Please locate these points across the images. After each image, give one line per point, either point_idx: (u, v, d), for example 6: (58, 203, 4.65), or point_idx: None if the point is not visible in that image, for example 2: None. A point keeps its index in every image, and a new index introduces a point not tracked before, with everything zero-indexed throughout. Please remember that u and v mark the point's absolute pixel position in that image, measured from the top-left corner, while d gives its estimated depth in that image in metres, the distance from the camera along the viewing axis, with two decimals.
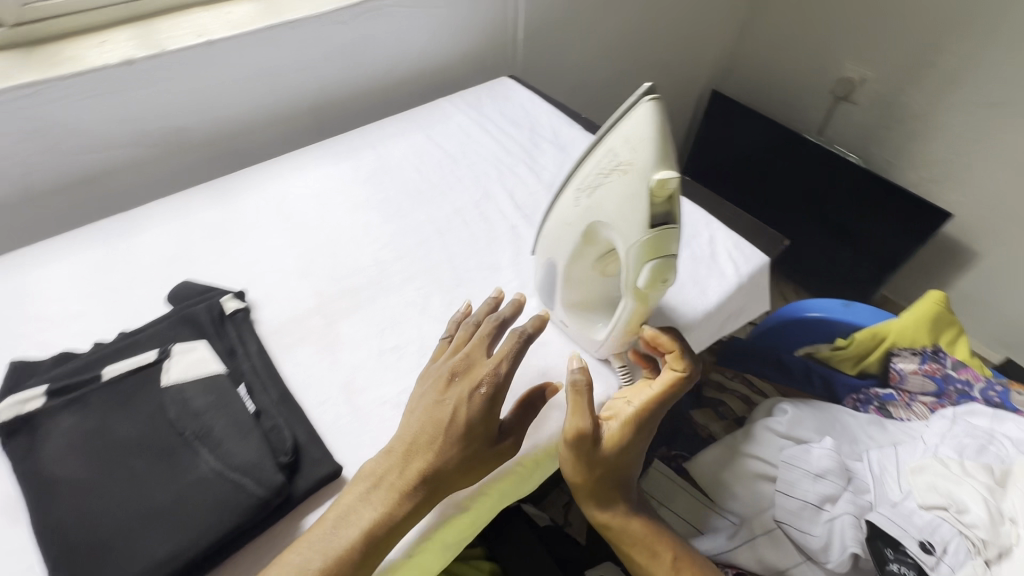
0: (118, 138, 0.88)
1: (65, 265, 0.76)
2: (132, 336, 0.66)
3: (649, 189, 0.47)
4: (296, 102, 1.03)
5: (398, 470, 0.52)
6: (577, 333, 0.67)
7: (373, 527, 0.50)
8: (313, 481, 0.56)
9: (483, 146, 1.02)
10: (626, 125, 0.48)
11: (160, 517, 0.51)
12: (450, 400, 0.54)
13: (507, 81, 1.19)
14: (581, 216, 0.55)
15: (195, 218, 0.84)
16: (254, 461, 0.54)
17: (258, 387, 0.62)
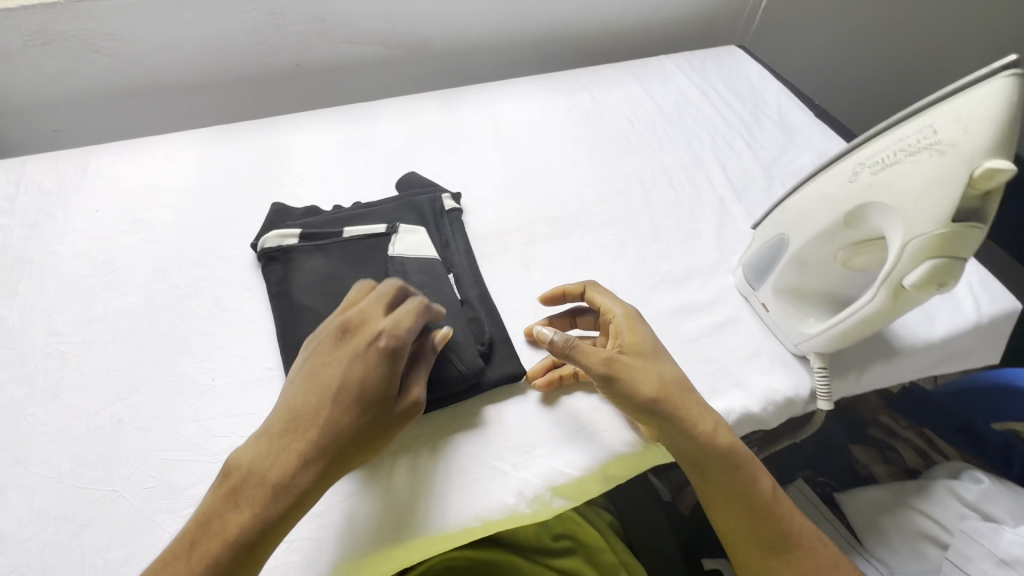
0: (374, 35, 0.96)
1: (316, 136, 0.87)
2: (367, 207, 0.74)
3: (970, 178, 0.44)
4: (525, 33, 1.05)
5: (281, 449, 0.45)
6: (781, 320, 0.63)
7: (244, 530, 0.42)
8: (502, 375, 0.59)
9: (700, 111, 0.97)
10: (963, 101, 0.45)
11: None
12: (341, 365, 0.47)
13: (736, 51, 1.11)
14: (853, 193, 0.52)
15: (423, 120, 0.91)
16: (459, 341, 0.59)
17: (463, 280, 0.67)
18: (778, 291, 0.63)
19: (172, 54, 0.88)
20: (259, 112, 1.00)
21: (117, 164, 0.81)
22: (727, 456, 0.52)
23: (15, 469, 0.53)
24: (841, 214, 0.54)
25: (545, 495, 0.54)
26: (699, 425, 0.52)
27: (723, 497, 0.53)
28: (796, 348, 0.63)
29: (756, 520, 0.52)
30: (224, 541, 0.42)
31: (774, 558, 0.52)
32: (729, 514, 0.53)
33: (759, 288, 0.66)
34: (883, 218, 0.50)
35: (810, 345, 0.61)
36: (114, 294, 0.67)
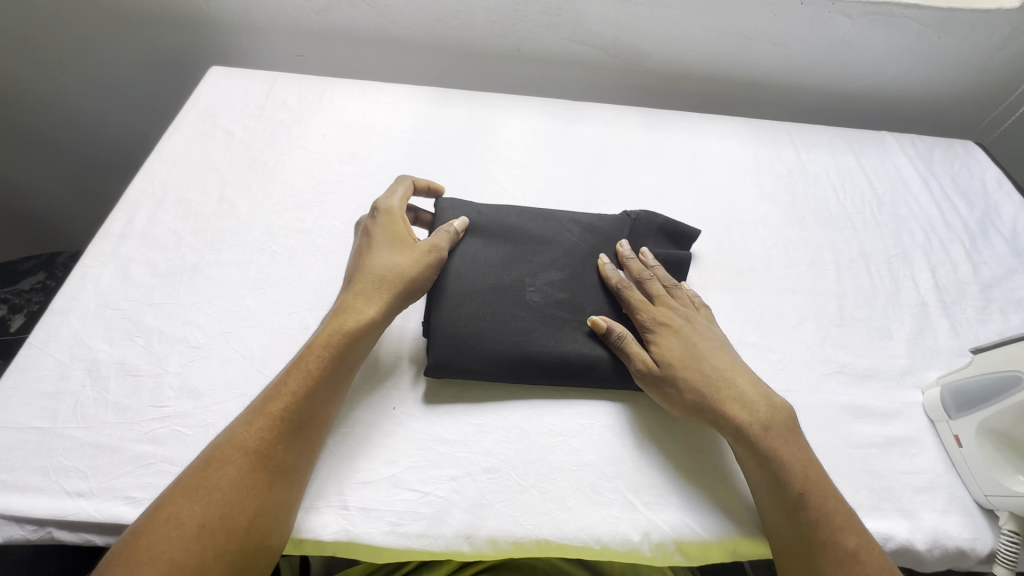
0: (598, 38, 0.97)
1: (520, 121, 0.90)
2: (614, 235, 0.70)
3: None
4: (745, 72, 1.02)
5: (349, 283, 0.59)
6: (976, 463, 0.57)
7: (309, 378, 0.52)
8: (507, 303, 0.61)
9: (917, 202, 0.88)
10: None
11: (490, 313, 0.60)
12: (357, 239, 0.63)
13: (973, 148, 0.99)
14: None
15: (622, 134, 0.91)
16: (522, 302, 0.62)
17: (591, 278, 0.66)
18: (991, 428, 0.56)
19: (417, 14, 0.95)
20: (467, 83, 1.06)
21: (347, 98, 0.89)
22: (779, 441, 0.53)
23: (218, 340, 0.60)
24: None
25: (669, 545, 0.52)
26: (728, 398, 0.55)
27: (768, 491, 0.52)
28: (986, 498, 0.56)
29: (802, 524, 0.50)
30: (337, 332, 0.54)
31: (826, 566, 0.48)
32: (800, 520, 0.50)
33: (953, 421, 0.60)
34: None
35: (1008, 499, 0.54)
36: (322, 213, 0.74)
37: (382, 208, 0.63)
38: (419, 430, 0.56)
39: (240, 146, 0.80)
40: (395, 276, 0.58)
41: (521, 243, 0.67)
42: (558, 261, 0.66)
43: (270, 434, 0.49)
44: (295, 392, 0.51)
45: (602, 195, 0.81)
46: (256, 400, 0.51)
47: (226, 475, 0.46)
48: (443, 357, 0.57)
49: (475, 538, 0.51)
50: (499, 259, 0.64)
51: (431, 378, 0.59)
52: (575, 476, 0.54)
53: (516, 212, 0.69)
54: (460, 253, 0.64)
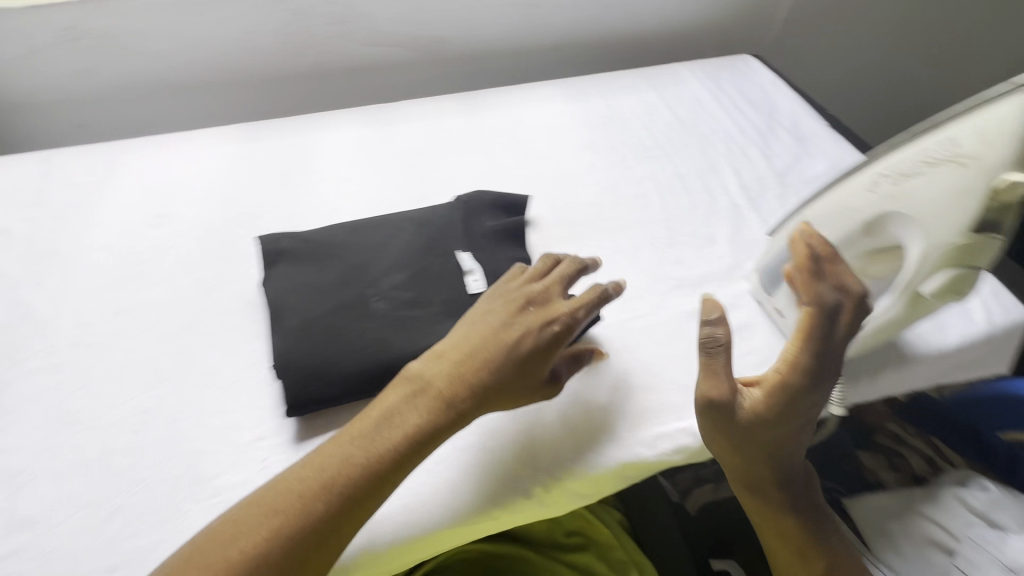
0: (396, 38, 0.98)
1: (339, 136, 0.89)
2: (449, 222, 0.72)
3: (988, 189, 0.44)
4: (544, 38, 1.07)
5: (478, 380, 0.52)
6: (794, 327, 0.65)
7: (388, 457, 0.48)
8: (353, 318, 0.61)
9: (714, 118, 0.98)
10: (984, 115, 0.44)
11: (335, 333, 0.59)
12: (523, 331, 0.54)
13: (750, 60, 1.12)
14: (871, 204, 0.51)
15: (442, 123, 0.92)
16: (369, 313, 0.62)
17: (435, 270, 0.67)
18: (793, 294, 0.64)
19: (199, 53, 0.90)
20: (282, 111, 1.02)
21: (144, 159, 0.82)
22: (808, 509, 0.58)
23: (46, 455, 0.54)
24: (858, 225, 0.52)
25: (561, 492, 0.55)
26: (796, 441, 0.55)
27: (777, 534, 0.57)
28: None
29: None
30: (432, 409, 0.50)
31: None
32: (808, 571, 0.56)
33: (771, 298, 0.68)
34: (901, 227, 0.49)
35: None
36: (141, 286, 0.68)
37: (571, 313, 0.55)
38: None
39: (26, 239, 0.72)
40: (499, 386, 0.52)
41: (354, 256, 0.67)
42: (397, 262, 0.67)
43: (338, 504, 0.46)
44: (374, 473, 0.48)
45: (435, 187, 0.82)
46: (355, 442, 0.49)
47: (291, 544, 0.44)
48: (300, 392, 0.56)
49: (376, 555, 0.50)
50: (335, 278, 0.64)
51: (298, 416, 0.57)
52: (461, 458, 0.55)
53: (344, 229, 0.69)
54: (291, 283, 0.62)
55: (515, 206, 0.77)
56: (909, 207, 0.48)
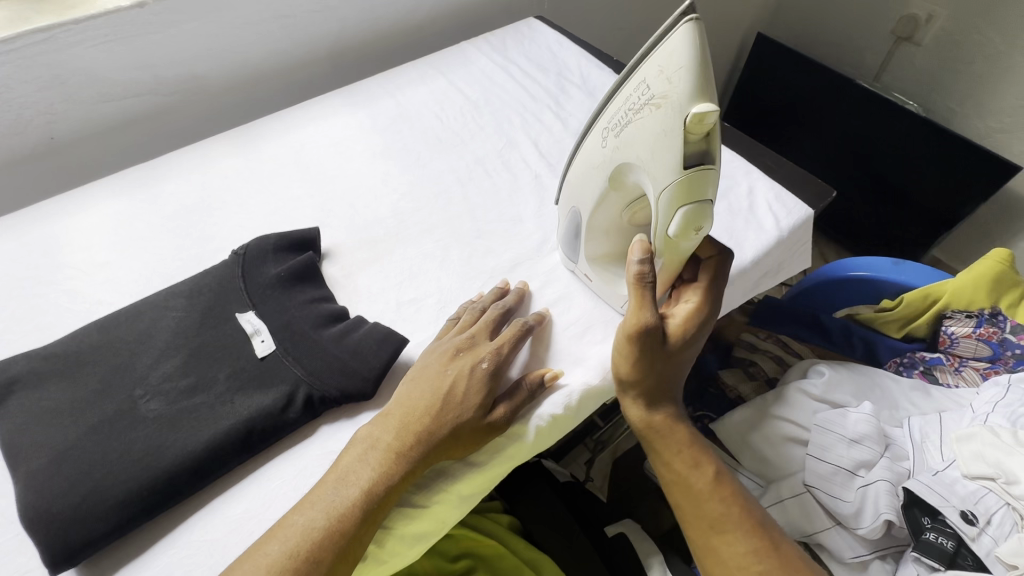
0: (136, 86, 0.86)
1: (90, 215, 0.76)
2: (225, 283, 0.64)
3: (685, 124, 0.46)
4: (313, 47, 0.99)
5: (433, 422, 0.51)
6: (603, 289, 0.64)
7: (365, 496, 0.48)
8: (118, 433, 0.52)
9: (506, 91, 0.96)
10: (661, 52, 0.47)
11: (94, 458, 0.50)
12: (461, 362, 0.55)
13: (534, 22, 1.11)
14: (610, 157, 0.54)
15: (213, 168, 0.83)
16: (136, 420, 0.53)
17: (215, 344, 0.59)
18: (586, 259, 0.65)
19: None
20: (24, 200, 0.87)
21: None
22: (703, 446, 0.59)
23: None
24: (607, 178, 0.56)
25: (399, 539, 0.52)
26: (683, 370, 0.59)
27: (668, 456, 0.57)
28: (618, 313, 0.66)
29: (709, 494, 0.55)
30: (388, 462, 0.49)
31: (727, 536, 0.54)
32: (719, 501, 0.55)
33: (575, 264, 0.67)
34: (636, 174, 0.52)
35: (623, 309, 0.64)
36: None
37: (507, 336, 0.58)
38: None
39: None
40: (459, 426, 0.52)
41: (111, 357, 0.57)
42: (167, 349, 0.58)
43: (317, 558, 0.45)
44: (343, 525, 0.47)
45: (216, 243, 0.74)
46: (315, 506, 0.47)
47: None
48: (62, 543, 0.47)
49: None
50: (87, 392, 0.54)
51: (69, 568, 0.48)
52: None
53: (94, 328, 0.59)
54: (31, 416, 0.52)
55: (303, 242, 0.71)
56: (641, 153, 0.50)
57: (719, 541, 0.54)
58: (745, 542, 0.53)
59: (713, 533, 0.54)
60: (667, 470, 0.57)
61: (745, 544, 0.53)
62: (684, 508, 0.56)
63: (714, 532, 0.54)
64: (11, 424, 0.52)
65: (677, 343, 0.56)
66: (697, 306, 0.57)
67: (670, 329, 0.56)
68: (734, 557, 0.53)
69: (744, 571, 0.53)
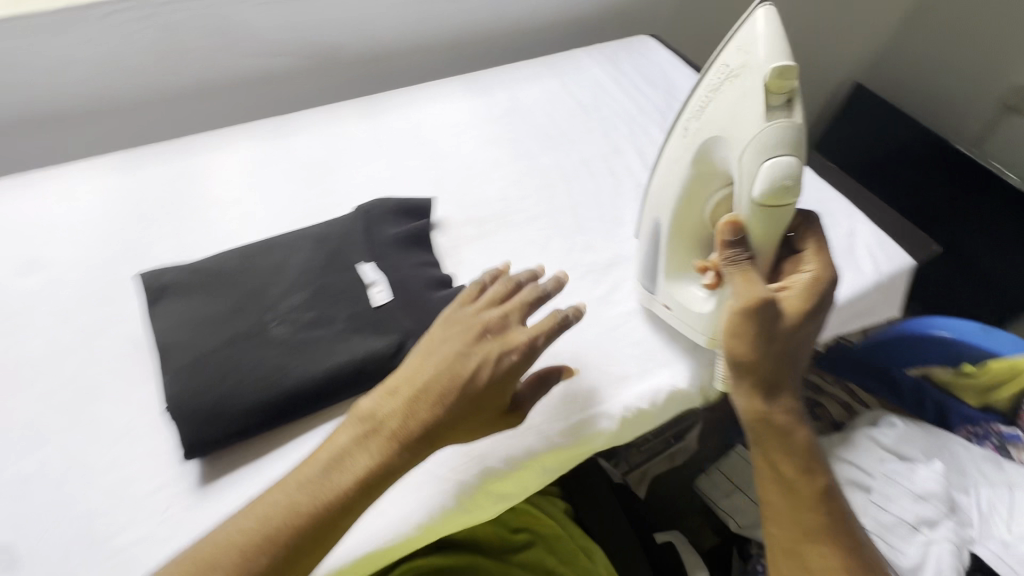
0: (283, 46, 0.94)
1: (229, 155, 0.84)
2: (347, 234, 0.70)
3: (766, 81, 0.52)
4: (441, 34, 1.05)
5: (443, 410, 0.48)
6: (682, 309, 0.63)
7: (354, 484, 0.45)
8: (248, 349, 0.58)
9: (615, 100, 1.00)
10: (740, 35, 0.54)
11: (227, 367, 0.56)
12: (482, 342, 0.51)
13: (648, 40, 1.14)
14: (690, 142, 0.59)
15: (340, 131, 0.89)
16: (264, 340, 0.59)
17: (336, 286, 0.64)
18: (671, 276, 0.65)
19: (62, 79, 0.83)
20: (166, 134, 0.95)
21: (12, 202, 0.75)
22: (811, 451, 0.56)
23: None
24: (687, 166, 0.60)
25: (483, 493, 0.55)
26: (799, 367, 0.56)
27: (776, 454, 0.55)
28: (703, 332, 0.63)
29: (809, 500, 0.54)
30: (385, 450, 0.46)
31: (823, 550, 0.52)
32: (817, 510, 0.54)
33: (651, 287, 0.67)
34: (721, 148, 0.56)
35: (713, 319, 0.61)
36: (15, 341, 0.62)
37: (535, 331, 0.52)
38: (201, 518, 0.52)
39: None
40: (467, 416, 0.49)
41: (247, 282, 0.63)
42: (295, 283, 0.64)
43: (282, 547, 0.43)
44: (317, 513, 0.44)
45: (337, 198, 0.80)
46: (296, 485, 0.45)
47: None
48: (197, 435, 0.53)
49: None
50: (225, 309, 0.60)
51: (200, 457, 0.54)
52: None
53: (235, 254, 0.66)
54: (178, 321, 0.59)
55: (419, 210, 0.76)
56: (717, 126, 0.56)
57: (808, 547, 0.53)
58: (834, 551, 0.52)
59: (800, 536, 0.54)
60: (771, 468, 0.55)
61: (835, 555, 0.52)
62: (777, 507, 0.55)
63: (802, 537, 0.53)
64: (161, 325, 0.59)
65: (792, 332, 0.54)
66: (817, 296, 0.55)
67: (789, 316, 0.54)
68: (820, 568, 0.52)
69: None
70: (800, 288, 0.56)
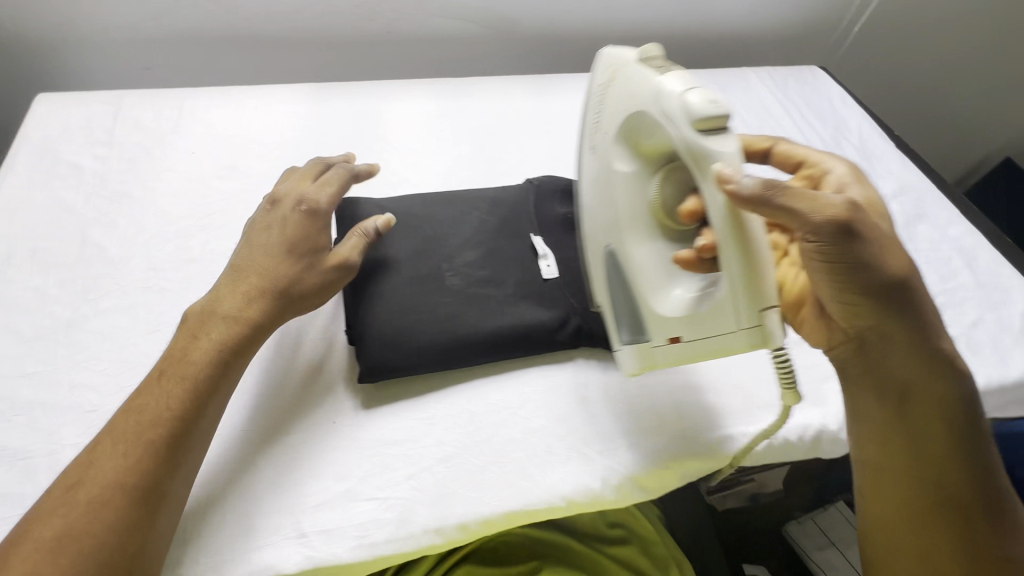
0: (471, 12, 0.96)
1: (407, 106, 0.87)
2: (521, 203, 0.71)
3: (644, 59, 0.53)
4: (616, 27, 1.05)
5: (268, 290, 0.53)
6: (691, 323, 0.48)
7: (200, 367, 0.48)
8: (427, 292, 0.61)
9: (782, 127, 0.97)
10: (605, 63, 0.58)
11: (407, 305, 0.59)
12: (291, 230, 0.56)
13: (820, 72, 1.10)
14: (615, 147, 0.55)
15: (510, 104, 0.91)
16: (440, 286, 0.61)
17: (509, 251, 0.66)
18: (657, 296, 0.51)
19: (274, 5, 0.88)
20: (343, 75, 1.00)
21: (213, 108, 0.81)
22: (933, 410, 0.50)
23: (118, 397, 0.54)
24: (621, 168, 0.54)
25: (626, 484, 0.55)
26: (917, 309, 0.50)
27: (894, 431, 0.50)
28: (721, 335, 0.47)
29: (923, 462, 0.49)
30: (223, 336, 0.50)
31: (933, 517, 0.49)
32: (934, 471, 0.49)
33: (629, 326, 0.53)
34: (642, 119, 0.52)
35: (737, 300, 0.45)
36: (209, 237, 0.67)
37: (303, 203, 0.58)
38: (365, 438, 0.54)
39: (95, 178, 0.71)
40: (272, 281, 0.54)
41: (429, 229, 0.66)
42: (472, 240, 0.66)
43: (148, 452, 0.44)
44: (173, 406, 0.46)
45: (505, 168, 0.82)
46: (158, 390, 0.47)
47: (107, 503, 0.41)
48: (373, 360, 0.57)
49: (445, 528, 0.51)
50: (409, 250, 0.63)
51: (367, 383, 0.57)
52: (530, 444, 0.56)
53: (419, 201, 0.69)
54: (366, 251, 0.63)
55: None
56: (626, 106, 0.53)
57: (924, 509, 0.49)
58: (947, 512, 0.49)
59: (914, 500, 0.49)
60: (884, 429, 0.50)
61: (946, 515, 0.49)
62: (891, 472, 0.50)
63: (915, 500, 0.49)
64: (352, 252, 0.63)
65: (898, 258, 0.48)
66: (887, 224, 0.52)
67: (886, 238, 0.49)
68: (930, 526, 0.49)
69: (942, 541, 0.48)
70: (861, 189, 0.57)
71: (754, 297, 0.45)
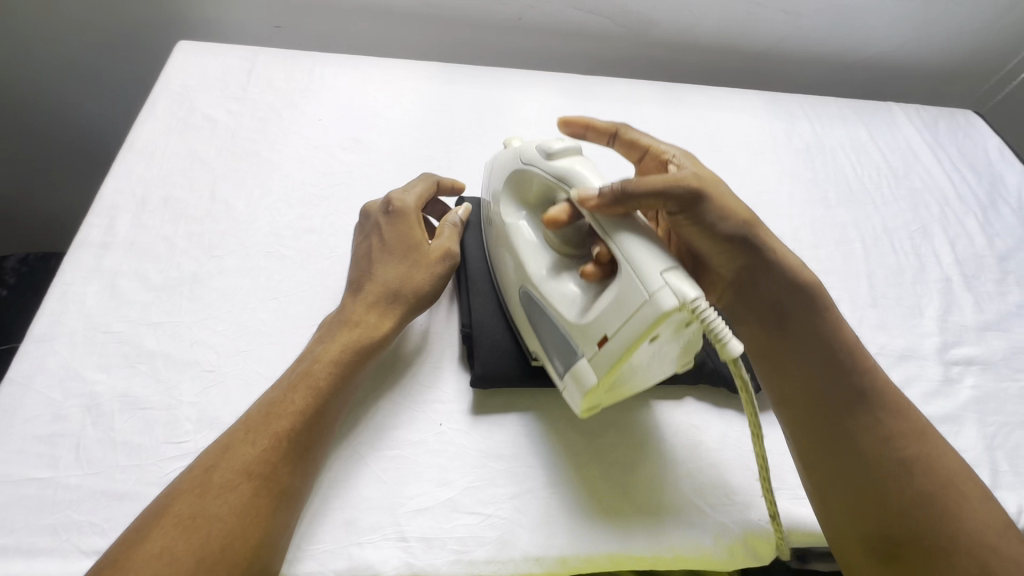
0: (607, 8, 0.91)
1: (533, 98, 0.83)
2: None
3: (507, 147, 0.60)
4: (754, 41, 0.98)
5: (389, 296, 0.52)
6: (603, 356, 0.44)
7: (325, 367, 0.47)
8: None
9: (928, 173, 0.88)
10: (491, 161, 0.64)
11: None
12: (394, 238, 0.54)
13: (973, 117, 1.00)
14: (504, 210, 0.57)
15: (637, 110, 0.86)
16: None
17: None
18: (563, 304, 0.48)
19: None
20: (464, 57, 0.98)
21: (342, 76, 0.80)
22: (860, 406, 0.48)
23: (235, 360, 0.53)
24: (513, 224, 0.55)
25: (739, 544, 0.50)
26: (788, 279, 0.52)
27: (820, 419, 0.49)
28: (635, 308, 0.42)
29: (851, 458, 0.46)
30: (354, 342, 0.49)
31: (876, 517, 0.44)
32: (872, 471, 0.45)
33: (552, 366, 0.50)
34: (518, 181, 0.55)
35: (634, 280, 0.43)
36: (330, 209, 0.66)
37: (398, 206, 0.56)
38: (471, 446, 0.52)
39: (228, 132, 0.71)
40: (404, 288, 0.53)
41: None
42: None
43: (274, 447, 0.43)
44: (304, 408, 0.45)
45: None
46: (279, 388, 0.46)
47: (239, 494, 0.40)
48: (487, 366, 0.54)
49: (545, 558, 0.47)
50: None
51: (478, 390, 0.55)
52: (640, 483, 0.52)
53: None
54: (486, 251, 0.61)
55: None
56: (507, 171, 0.57)
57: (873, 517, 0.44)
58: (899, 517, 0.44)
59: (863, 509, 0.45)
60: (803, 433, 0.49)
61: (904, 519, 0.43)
62: (831, 478, 0.47)
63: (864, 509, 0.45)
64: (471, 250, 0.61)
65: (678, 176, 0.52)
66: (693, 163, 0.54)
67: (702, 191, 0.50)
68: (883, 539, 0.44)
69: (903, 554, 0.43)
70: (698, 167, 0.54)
71: (645, 271, 0.42)
